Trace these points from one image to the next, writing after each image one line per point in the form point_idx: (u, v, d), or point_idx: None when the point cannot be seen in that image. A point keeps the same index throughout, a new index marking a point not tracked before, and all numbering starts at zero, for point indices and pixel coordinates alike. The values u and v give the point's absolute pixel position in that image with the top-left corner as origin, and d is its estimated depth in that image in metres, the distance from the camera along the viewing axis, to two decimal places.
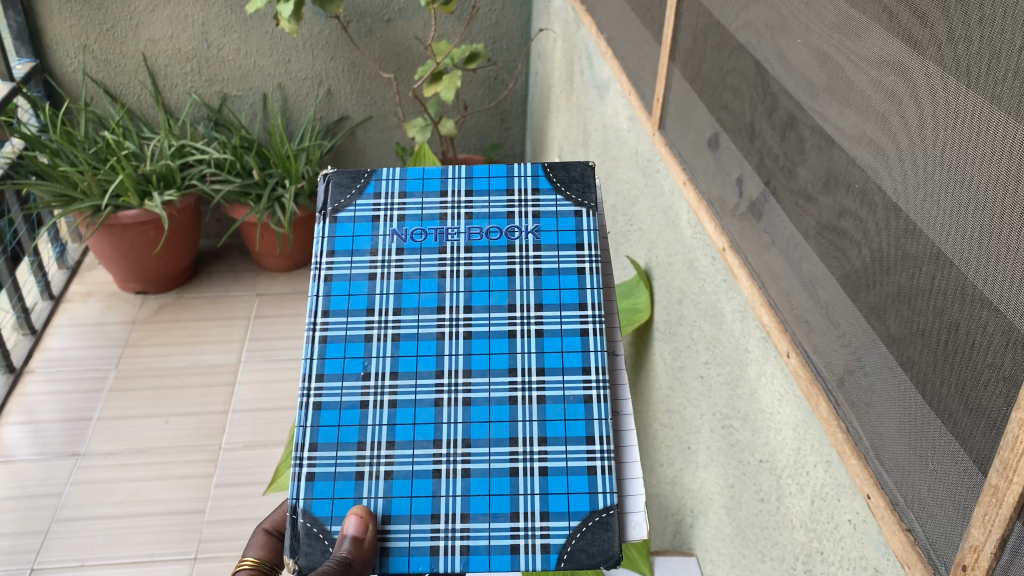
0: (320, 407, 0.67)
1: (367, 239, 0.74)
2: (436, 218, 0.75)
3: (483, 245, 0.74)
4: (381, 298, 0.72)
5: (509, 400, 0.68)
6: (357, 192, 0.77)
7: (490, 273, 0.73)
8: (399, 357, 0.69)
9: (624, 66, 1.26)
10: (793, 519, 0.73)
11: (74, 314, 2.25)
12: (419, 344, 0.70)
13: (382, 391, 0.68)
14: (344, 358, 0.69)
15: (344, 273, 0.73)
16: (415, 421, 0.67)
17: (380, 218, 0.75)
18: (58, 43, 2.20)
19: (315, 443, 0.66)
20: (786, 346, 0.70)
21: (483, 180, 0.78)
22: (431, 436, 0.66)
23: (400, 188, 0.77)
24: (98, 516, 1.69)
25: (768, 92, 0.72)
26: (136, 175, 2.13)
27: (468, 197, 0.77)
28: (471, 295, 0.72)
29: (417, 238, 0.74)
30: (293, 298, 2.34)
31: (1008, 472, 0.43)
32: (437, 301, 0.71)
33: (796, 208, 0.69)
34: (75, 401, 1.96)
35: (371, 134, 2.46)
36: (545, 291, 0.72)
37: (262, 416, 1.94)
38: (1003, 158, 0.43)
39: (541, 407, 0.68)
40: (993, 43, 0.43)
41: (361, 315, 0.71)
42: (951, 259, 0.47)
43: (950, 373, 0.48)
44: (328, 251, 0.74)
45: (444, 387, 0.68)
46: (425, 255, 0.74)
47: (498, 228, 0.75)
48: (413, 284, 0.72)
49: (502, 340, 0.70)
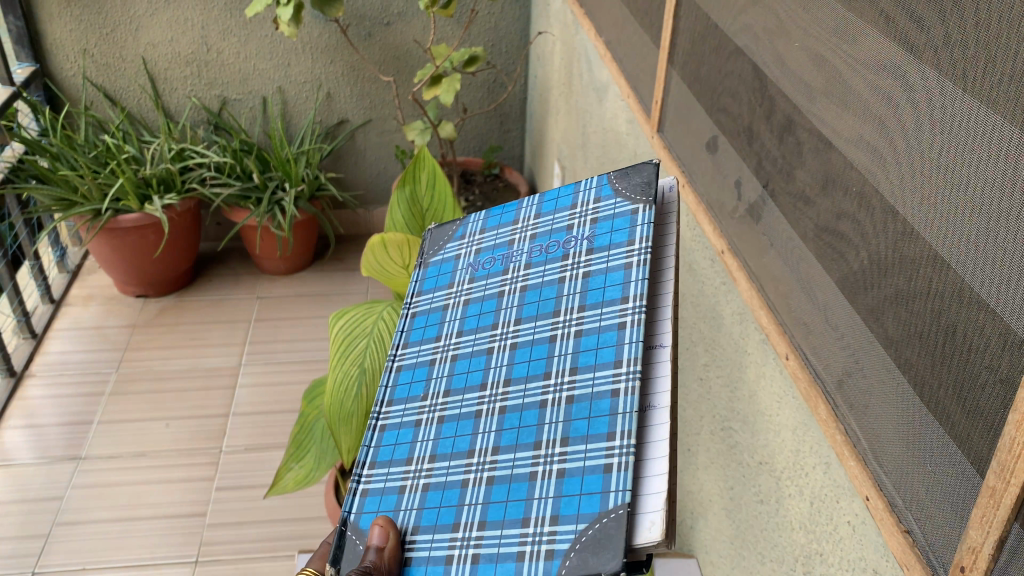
0: (384, 429, 0.58)
1: (447, 276, 0.67)
2: (505, 245, 0.66)
3: (541, 259, 0.63)
4: (449, 323, 0.63)
5: (540, 405, 0.54)
6: (448, 236, 0.70)
7: (542, 285, 0.61)
8: (453, 376, 0.59)
9: (622, 69, 1.26)
10: (792, 521, 0.73)
11: (74, 318, 2.25)
12: (471, 361, 0.59)
13: (436, 408, 0.58)
14: (411, 383, 0.60)
15: (425, 308, 0.65)
16: (457, 435, 0.55)
17: (459, 254, 0.68)
18: (58, 48, 2.20)
19: (374, 462, 0.57)
20: (786, 349, 0.71)
21: (553, 203, 0.68)
22: (466, 448, 0.54)
23: (482, 225, 0.69)
24: (99, 519, 1.69)
25: (767, 95, 0.73)
26: (136, 179, 2.13)
27: (536, 220, 0.67)
28: (523, 306, 0.60)
29: (486, 265, 0.66)
30: (293, 301, 2.35)
31: (1005, 473, 0.43)
32: (492, 318, 0.61)
33: (795, 210, 0.69)
34: (75, 405, 1.96)
35: (370, 137, 2.46)
36: (590, 292, 0.58)
37: (263, 419, 1.94)
38: (1000, 160, 0.43)
39: (569, 407, 0.53)
40: (989, 47, 0.43)
41: (430, 342, 0.62)
42: (950, 261, 0.47)
43: (948, 375, 0.48)
44: (416, 289, 0.67)
45: (485, 398, 0.56)
46: (489, 279, 0.64)
47: (557, 242, 0.64)
48: (478, 304, 0.63)
49: (546, 345, 0.57)
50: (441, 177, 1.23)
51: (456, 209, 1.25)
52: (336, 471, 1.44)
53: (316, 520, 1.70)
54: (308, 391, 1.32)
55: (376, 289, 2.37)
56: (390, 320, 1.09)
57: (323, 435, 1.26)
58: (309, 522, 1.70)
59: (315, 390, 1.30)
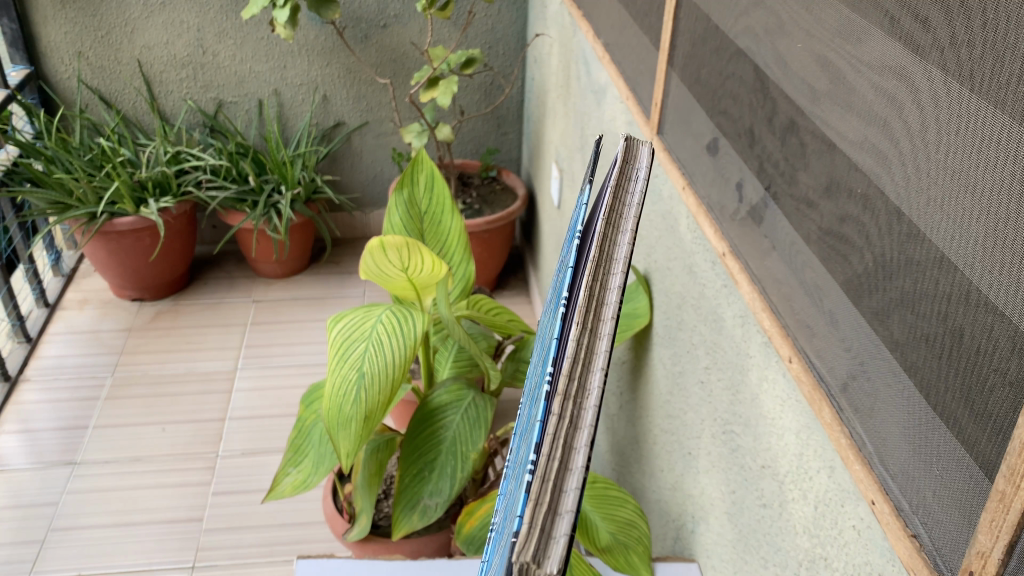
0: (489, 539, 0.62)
1: (529, 381, 0.74)
2: (548, 321, 0.69)
3: (553, 312, 0.64)
4: (522, 418, 0.67)
5: (523, 453, 0.51)
6: (536, 352, 0.80)
7: (548, 336, 0.61)
8: (516, 459, 0.61)
9: (621, 70, 1.26)
10: (795, 525, 0.73)
11: (69, 322, 2.23)
12: (519, 441, 0.60)
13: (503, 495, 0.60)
14: (505, 487, 0.64)
15: (520, 415, 0.72)
16: (502, 515, 0.55)
17: (536, 360, 0.74)
18: (53, 50, 2.20)
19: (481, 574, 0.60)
20: (788, 351, 0.70)
21: (566, 253, 0.69)
22: (501, 527, 0.53)
23: (545, 320, 0.75)
24: (95, 524, 1.68)
25: (768, 96, 0.72)
26: (132, 183, 2.13)
27: (558, 280, 0.69)
28: (540, 364, 0.61)
29: (540, 349, 0.69)
30: (290, 304, 2.34)
31: (1016, 478, 0.42)
32: (535, 385, 0.63)
33: (797, 213, 0.69)
34: (71, 409, 1.95)
35: (367, 139, 2.45)
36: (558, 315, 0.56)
37: (260, 423, 1.93)
38: (1007, 160, 0.43)
39: (527, 441, 0.49)
40: (997, 47, 0.43)
41: (514, 443, 0.67)
42: (958, 265, 0.47)
43: (956, 382, 0.48)
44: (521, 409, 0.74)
45: (517, 469, 0.56)
46: (538, 358, 0.68)
47: (559, 287, 0.63)
48: (533, 382, 0.66)
49: (538, 389, 0.55)
50: (439, 180, 1.23)
51: (455, 213, 1.25)
52: (334, 476, 1.43)
53: (314, 524, 1.69)
54: (305, 396, 1.32)
55: (374, 292, 2.36)
56: (389, 323, 1.09)
57: (321, 439, 1.25)
58: (307, 527, 1.69)
59: (313, 394, 1.30)
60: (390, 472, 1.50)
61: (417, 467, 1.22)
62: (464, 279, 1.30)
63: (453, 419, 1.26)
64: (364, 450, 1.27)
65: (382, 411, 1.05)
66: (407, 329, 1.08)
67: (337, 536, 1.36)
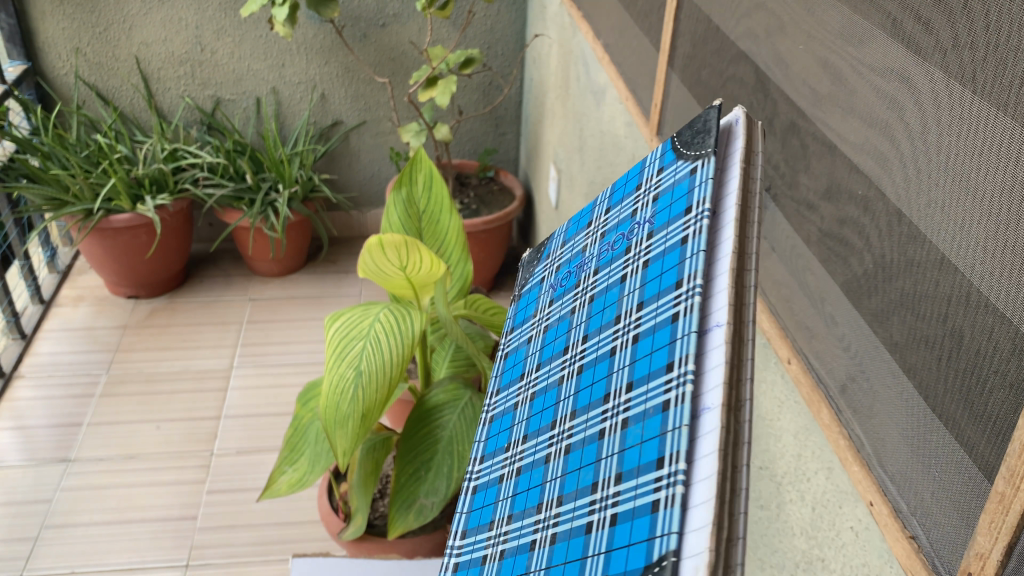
0: (477, 491, 0.49)
1: (533, 308, 0.56)
2: (580, 257, 0.52)
3: (609, 261, 0.48)
4: (532, 360, 0.51)
5: (599, 436, 0.40)
6: (534, 267, 0.60)
7: (608, 291, 0.46)
8: (531, 419, 0.48)
9: (621, 71, 1.26)
10: (793, 526, 0.73)
11: (64, 319, 2.23)
12: (547, 397, 0.47)
13: (516, 456, 0.47)
14: (500, 433, 0.50)
15: (516, 348, 0.55)
16: (531, 486, 0.43)
17: (543, 282, 0.57)
18: (51, 46, 2.19)
19: (466, 530, 0.47)
20: (788, 352, 0.70)
21: (622, 185, 0.51)
22: (537, 501, 0.42)
23: (564, 242, 0.57)
24: (89, 522, 1.67)
25: (770, 99, 0.72)
26: (128, 179, 2.12)
27: (607, 218, 0.51)
28: (592, 321, 0.46)
29: (563, 285, 0.53)
30: (286, 303, 2.33)
31: (1015, 479, 0.43)
32: (564, 342, 0.48)
33: (797, 215, 0.69)
34: (65, 406, 1.95)
35: (365, 138, 2.45)
36: (648, 281, 0.42)
37: (255, 421, 1.93)
38: (1011, 162, 0.43)
39: (623, 432, 0.38)
40: (999, 49, 0.43)
41: (517, 383, 0.52)
42: (960, 267, 0.47)
43: (954, 384, 0.48)
44: (509, 333, 0.57)
45: (555, 437, 0.44)
46: (565, 301, 0.51)
47: (624, 235, 0.47)
48: (558, 329, 0.50)
49: (608, 360, 0.42)
50: (439, 179, 1.22)
51: (454, 213, 1.24)
52: (329, 474, 1.43)
53: (307, 523, 1.69)
54: (302, 393, 1.31)
55: (370, 292, 2.36)
56: (387, 321, 1.08)
57: (317, 437, 1.24)
58: (301, 526, 1.68)
59: (310, 392, 1.28)
60: (385, 471, 1.50)
61: (412, 467, 1.22)
62: (462, 277, 1.30)
63: (451, 418, 1.24)
64: (361, 449, 1.26)
65: (380, 409, 1.05)
66: (404, 327, 1.08)
67: (332, 534, 1.36)
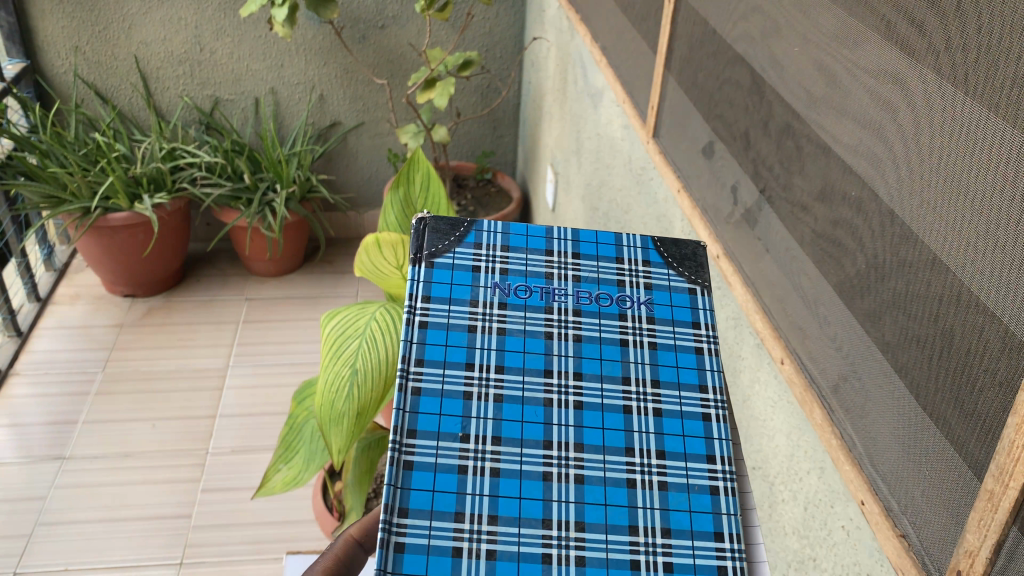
0: (412, 468, 0.45)
1: (466, 287, 0.52)
2: (543, 278, 0.53)
3: (594, 310, 0.53)
4: (483, 352, 0.49)
5: (627, 483, 0.47)
6: (455, 237, 0.54)
7: (601, 340, 0.52)
8: (501, 420, 0.47)
9: (618, 74, 1.26)
10: (785, 526, 0.73)
11: (61, 316, 2.23)
12: (526, 409, 0.48)
13: (485, 455, 0.46)
14: (439, 414, 0.47)
15: (440, 320, 0.50)
16: (525, 496, 0.45)
17: (479, 266, 0.53)
18: (50, 44, 2.19)
19: (406, 509, 0.44)
20: (781, 353, 0.71)
21: (594, 240, 0.56)
22: (540, 515, 0.45)
23: (502, 240, 0.55)
24: (83, 520, 1.67)
25: (765, 101, 0.73)
26: (126, 178, 2.12)
27: (579, 261, 0.55)
28: (584, 361, 0.51)
29: (521, 293, 0.52)
30: (283, 302, 2.33)
31: (1004, 477, 0.43)
32: (544, 362, 0.50)
33: (791, 216, 0.69)
34: (60, 404, 1.94)
35: (363, 140, 2.46)
36: (662, 364, 0.51)
37: (251, 420, 1.93)
38: (1002, 164, 0.43)
39: (663, 493, 0.47)
40: (991, 52, 0.43)
41: (461, 368, 0.48)
42: (950, 266, 0.47)
43: (946, 385, 0.48)
44: (422, 295, 0.51)
45: (553, 458, 0.47)
46: (529, 313, 0.52)
47: (608, 294, 0.54)
48: (524, 343, 0.50)
49: (620, 415, 0.49)
50: (436, 179, 1.21)
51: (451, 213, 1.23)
52: (324, 473, 1.43)
53: (301, 522, 1.69)
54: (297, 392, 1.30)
55: (367, 292, 2.36)
56: (382, 321, 1.09)
57: (312, 436, 1.25)
58: (296, 525, 1.69)
59: (306, 391, 1.28)
60: (380, 471, 1.50)
61: None
62: None
63: None
64: (355, 448, 1.26)
65: (376, 408, 1.05)
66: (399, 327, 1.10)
67: (326, 534, 1.37)
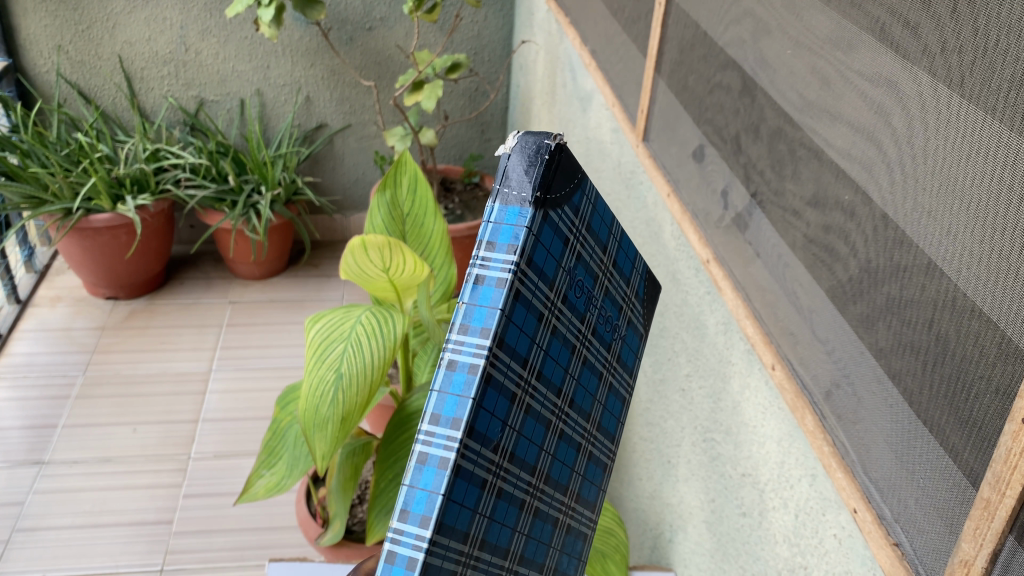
0: (456, 474, 0.33)
1: (554, 262, 0.37)
2: (593, 278, 0.42)
3: (603, 331, 0.44)
4: (537, 352, 0.37)
5: (553, 523, 0.43)
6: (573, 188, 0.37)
7: (598, 366, 0.44)
8: (518, 442, 0.37)
9: (606, 76, 1.26)
10: (775, 534, 0.73)
11: (41, 319, 2.19)
12: (536, 433, 0.39)
13: (500, 474, 0.36)
14: (492, 417, 0.34)
15: (528, 294, 0.35)
16: (505, 526, 0.38)
17: (569, 241, 0.38)
18: (32, 43, 2.16)
19: (442, 524, 0.33)
20: (772, 358, 0.70)
21: (625, 249, 0.46)
22: (506, 547, 0.38)
23: (589, 219, 0.40)
24: (62, 525, 1.64)
25: (756, 104, 0.72)
26: (109, 179, 2.10)
27: (612, 271, 0.45)
28: (580, 388, 0.42)
29: (577, 291, 0.40)
30: (268, 306, 2.31)
31: (1000, 485, 0.42)
32: (560, 382, 0.40)
33: (783, 221, 0.68)
34: (40, 407, 1.91)
35: (350, 142, 2.44)
36: (609, 408, 0.46)
37: (234, 426, 1.90)
38: (998, 168, 0.43)
39: (565, 537, 0.44)
40: (989, 54, 0.43)
41: (519, 366, 0.36)
42: (947, 273, 0.47)
43: (941, 392, 0.48)
44: (529, 255, 0.35)
45: (531, 490, 0.39)
46: (574, 316, 0.40)
47: (613, 316, 0.45)
48: (560, 352, 0.39)
49: (576, 453, 0.43)
50: (424, 182, 1.20)
51: (438, 216, 1.23)
52: (308, 480, 1.41)
53: (284, 530, 1.67)
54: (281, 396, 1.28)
55: (353, 295, 2.35)
56: (369, 324, 1.06)
57: (296, 441, 1.22)
58: (280, 532, 1.67)
59: (289, 395, 1.26)
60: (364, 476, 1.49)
61: (394, 472, 1.16)
62: (444, 283, 1.30)
63: None
64: (339, 453, 1.24)
65: (360, 414, 1.04)
66: (387, 331, 1.06)
67: (309, 539, 1.35)
